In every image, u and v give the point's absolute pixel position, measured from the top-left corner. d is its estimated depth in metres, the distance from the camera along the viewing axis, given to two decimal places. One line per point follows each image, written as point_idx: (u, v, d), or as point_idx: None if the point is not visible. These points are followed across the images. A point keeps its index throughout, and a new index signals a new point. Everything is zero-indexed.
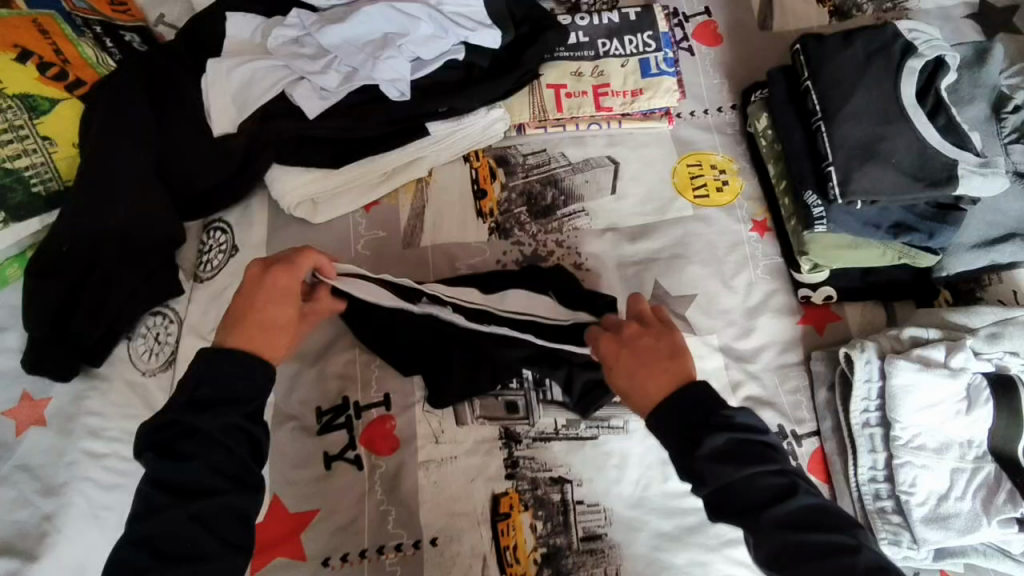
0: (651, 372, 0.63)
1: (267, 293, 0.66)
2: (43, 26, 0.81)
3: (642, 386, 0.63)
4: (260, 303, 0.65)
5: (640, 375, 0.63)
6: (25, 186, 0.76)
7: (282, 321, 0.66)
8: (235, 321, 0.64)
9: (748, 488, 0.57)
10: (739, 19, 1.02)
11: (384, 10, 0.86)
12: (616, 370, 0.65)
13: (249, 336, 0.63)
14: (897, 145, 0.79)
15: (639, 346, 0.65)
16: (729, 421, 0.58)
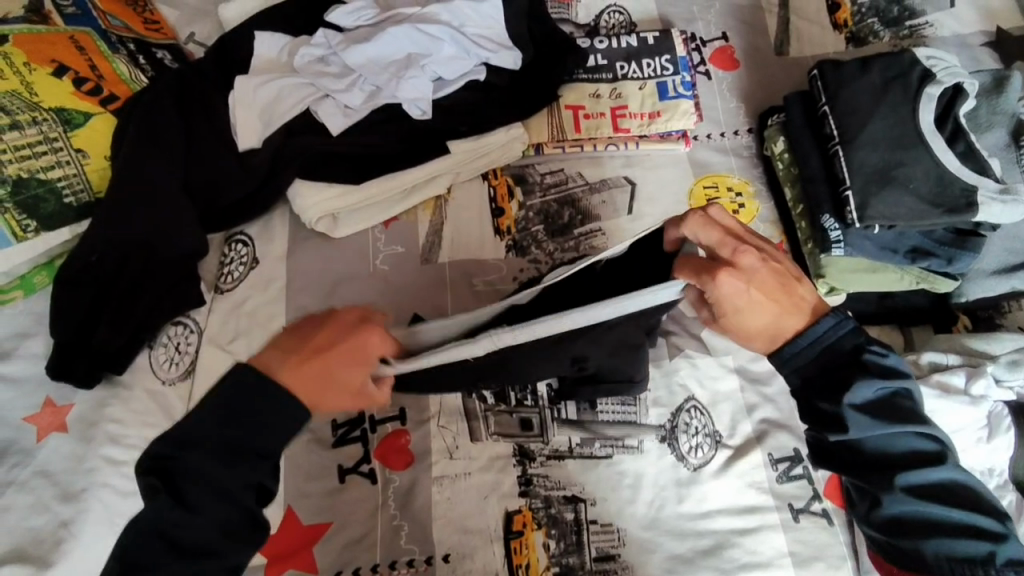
0: (771, 322, 0.64)
1: (349, 352, 0.59)
2: (80, 43, 0.84)
3: (762, 334, 0.65)
4: (334, 359, 0.58)
5: (762, 324, 0.65)
6: (57, 197, 0.78)
7: (340, 388, 0.59)
8: (302, 358, 0.58)
9: (884, 443, 0.62)
10: (756, 45, 1.03)
11: (408, 32, 0.90)
12: (735, 315, 0.64)
13: (305, 380, 0.57)
14: (914, 171, 0.80)
15: (757, 287, 0.64)
16: (876, 374, 0.64)
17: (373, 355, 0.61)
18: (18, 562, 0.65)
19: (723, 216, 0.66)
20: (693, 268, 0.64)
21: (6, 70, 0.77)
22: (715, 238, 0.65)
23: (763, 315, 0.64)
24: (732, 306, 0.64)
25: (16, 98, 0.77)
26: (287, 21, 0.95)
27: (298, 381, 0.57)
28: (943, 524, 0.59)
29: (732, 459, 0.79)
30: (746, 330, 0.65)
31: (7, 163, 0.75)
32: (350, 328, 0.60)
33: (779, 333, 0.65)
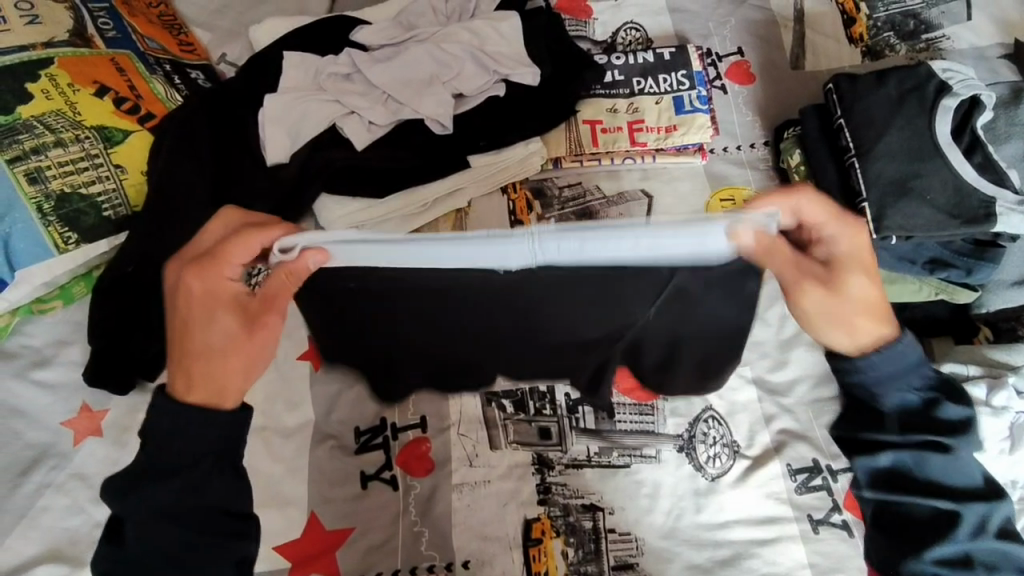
0: (873, 300, 0.64)
1: (195, 308, 0.58)
2: (120, 65, 0.88)
3: (865, 312, 0.64)
4: (189, 318, 0.59)
5: (862, 300, 0.63)
6: (97, 211, 0.81)
7: (218, 345, 0.59)
8: (174, 348, 0.59)
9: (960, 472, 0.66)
10: (771, 59, 1.05)
11: (429, 50, 0.95)
12: (846, 278, 0.63)
13: (188, 368, 0.59)
14: (932, 183, 0.80)
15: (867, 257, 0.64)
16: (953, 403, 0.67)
17: (214, 294, 0.58)
18: (54, 561, 0.68)
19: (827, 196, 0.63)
20: (822, 209, 0.62)
21: (51, 91, 0.81)
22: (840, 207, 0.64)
23: (865, 293, 0.63)
24: (840, 266, 0.63)
25: (62, 117, 0.81)
26: (314, 42, 0.99)
27: (193, 369, 0.59)
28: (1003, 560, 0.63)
29: (750, 470, 0.79)
30: (841, 296, 0.63)
31: (51, 179, 0.78)
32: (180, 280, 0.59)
33: (875, 318, 0.65)
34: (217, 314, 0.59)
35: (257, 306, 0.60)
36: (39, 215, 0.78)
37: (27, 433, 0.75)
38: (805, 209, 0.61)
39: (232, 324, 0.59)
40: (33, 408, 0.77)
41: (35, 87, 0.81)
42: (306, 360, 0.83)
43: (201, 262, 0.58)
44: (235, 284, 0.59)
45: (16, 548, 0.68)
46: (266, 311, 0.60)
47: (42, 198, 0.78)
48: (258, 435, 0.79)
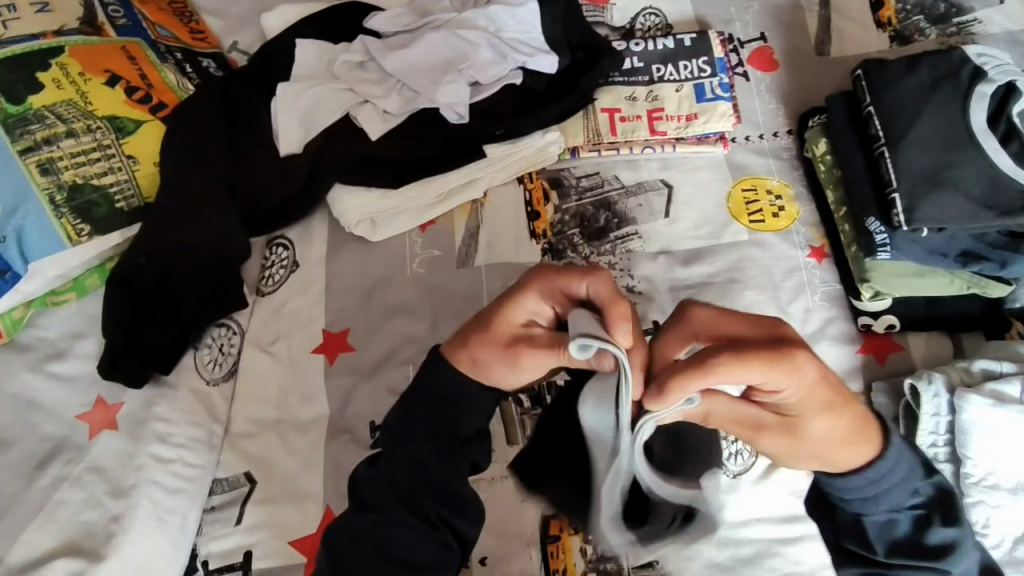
0: (844, 432, 0.60)
1: (500, 315, 0.61)
2: (131, 53, 0.87)
3: (837, 444, 0.61)
4: (486, 312, 0.62)
5: (821, 439, 0.60)
6: (109, 202, 0.80)
7: (493, 353, 0.61)
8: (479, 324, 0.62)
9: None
10: (796, 45, 1.02)
11: (446, 36, 0.93)
12: (800, 408, 0.58)
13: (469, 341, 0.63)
14: (966, 173, 0.78)
15: (824, 373, 0.57)
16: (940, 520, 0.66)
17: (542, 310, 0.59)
18: (71, 555, 0.68)
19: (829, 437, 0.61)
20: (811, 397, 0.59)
21: (62, 81, 0.81)
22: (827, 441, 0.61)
23: (842, 419, 0.59)
24: (807, 409, 0.58)
25: (72, 107, 0.80)
26: (327, 28, 0.98)
27: (459, 341, 0.64)
28: None
29: (774, 467, 0.76)
30: (803, 438, 0.60)
31: (63, 170, 0.78)
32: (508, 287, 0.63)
33: (860, 448, 0.62)
34: (511, 337, 0.60)
35: (541, 343, 0.59)
36: (52, 206, 0.77)
37: (44, 425, 0.75)
38: (793, 387, 0.56)
39: (512, 350, 0.60)
40: (49, 400, 0.76)
41: (45, 77, 0.80)
42: (321, 353, 0.83)
43: (523, 282, 0.60)
44: (535, 321, 0.60)
45: (33, 541, 0.68)
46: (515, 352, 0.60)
47: (54, 189, 0.77)
48: (273, 429, 0.80)
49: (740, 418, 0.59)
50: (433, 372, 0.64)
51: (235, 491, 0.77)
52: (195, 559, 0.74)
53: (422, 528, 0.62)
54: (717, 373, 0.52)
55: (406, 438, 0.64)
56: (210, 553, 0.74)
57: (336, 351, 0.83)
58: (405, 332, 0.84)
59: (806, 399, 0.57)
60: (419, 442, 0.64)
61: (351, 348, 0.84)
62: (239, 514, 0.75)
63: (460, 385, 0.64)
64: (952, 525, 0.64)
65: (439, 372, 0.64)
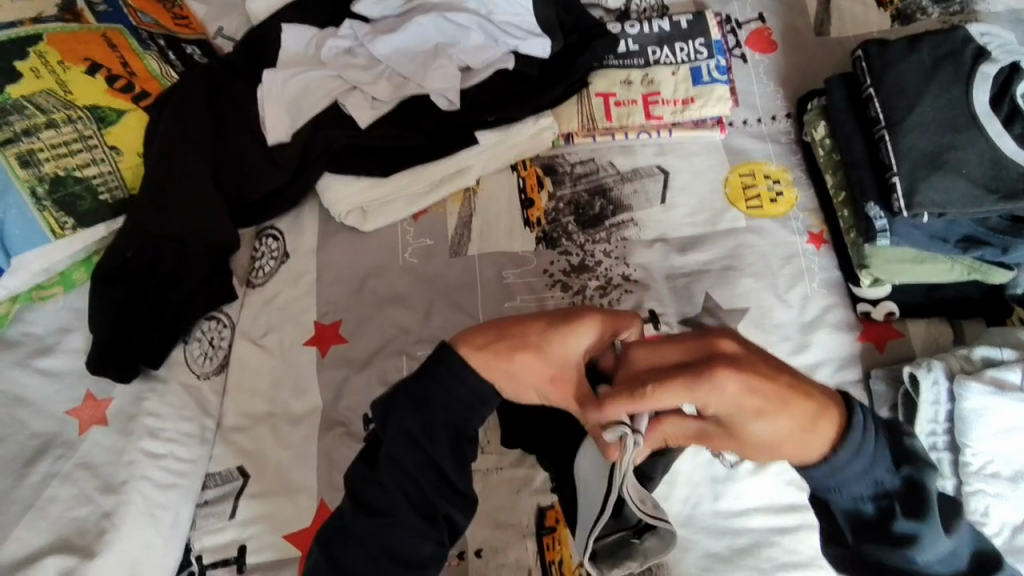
0: (786, 435, 0.54)
1: (559, 342, 0.59)
2: (112, 40, 0.85)
3: (786, 447, 0.55)
4: (538, 332, 0.59)
5: (772, 444, 0.55)
6: (92, 194, 0.79)
7: (535, 378, 0.59)
8: (510, 339, 0.60)
9: (941, 565, 0.59)
10: (794, 26, 1.00)
11: (435, 21, 0.91)
12: (733, 424, 0.54)
13: (501, 353, 0.60)
14: (968, 156, 0.76)
15: (751, 384, 0.52)
16: (914, 499, 0.59)
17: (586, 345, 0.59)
18: (63, 552, 0.67)
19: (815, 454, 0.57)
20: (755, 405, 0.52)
21: (41, 69, 0.78)
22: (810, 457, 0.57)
23: (782, 423, 0.54)
24: (738, 418, 0.53)
25: (51, 97, 0.78)
26: (315, 11, 0.95)
27: (495, 354, 0.60)
28: None
29: None
30: (746, 442, 0.55)
31: (44, 162, 0.76)
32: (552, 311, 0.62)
33: (820, 443, 0.56)
34: (562, 367, 0.59)
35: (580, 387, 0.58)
36: (33, 199, 0.75)
37: (33, 422, 0.73)
38: (718, 404, 0.52)
39: (558, 382, 0.59)
40: (37, 396, 0.75)
41: (24, 67, 0.78)
42: (313, 345, 0.82)
43: (580, 316, 0.59)
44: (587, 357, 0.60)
45: (23, 538, 0.67)
46: (554, 381, 0.59)
47: (35, 182, 0.75)
48: (265, 423, 0.79)
49: (692, 435, 0.57)
50: (445, 371, 0.61)
51: (228, 485, 0.76)
52: (189, 554, 0.73)
53: (420, 521, 0.61)
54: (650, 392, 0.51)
55: (417, 442, 0.61)
56: (204, 547, 0.73)
57: (328, 343, 0.82)
58: (398, 323, 0.83)
59: (731, 410, 0.53)
60: (430, 443, 0.61)
61: (343, 339, 0.82)
62: (232, 508, 0.75)
63: (476, 386, 0.61)
64: (917, 517, 0.58)
65: (457, 370, 0.61)
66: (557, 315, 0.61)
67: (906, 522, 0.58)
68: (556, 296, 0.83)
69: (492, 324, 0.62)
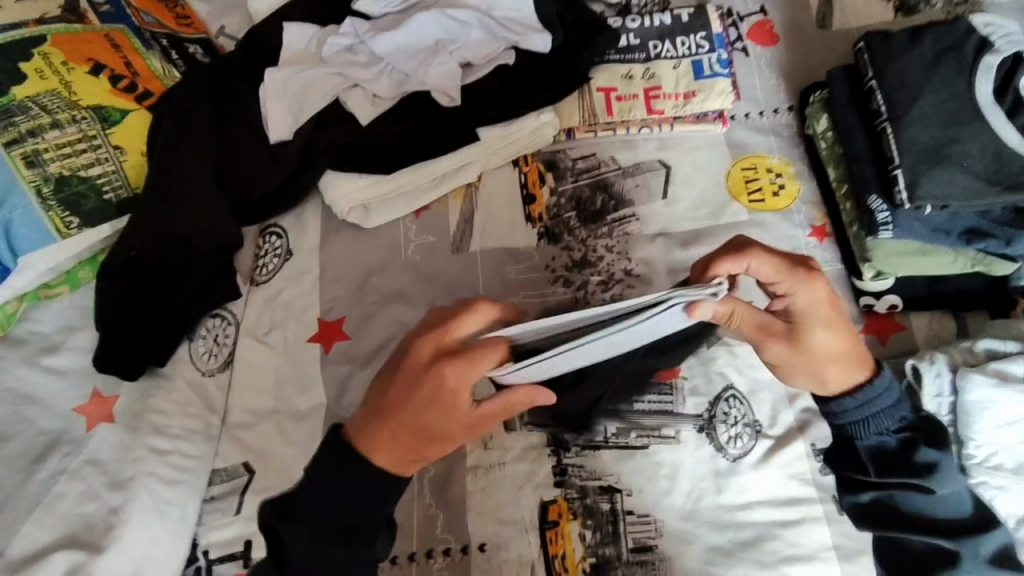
0: (840, 350, 0.66)
1: (439, 418, 0.58)
2: (115, 40, 0.86)
3: (832, 360, 0.66)
4: (411, 425, 0.58)
5: (825, 352, 0.65)
6: (97, 193, 0.79)
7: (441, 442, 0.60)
8: (383, 416, 0.59)
9: (948, 505, 0.68)
10: (796, 18, 0.99)
11: (435, 18, 0.91)
12: (802, 322, 0.65)
13: (395, 438, 0.59)
14: (970, 148, 0.76)
15: (833, 299, 0.65)
16: (926, 437, 0.69)
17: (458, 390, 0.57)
18: (71, 548, 0.68)
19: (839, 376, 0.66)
20: (823, 314, 0.65)
21: (45, 70, 0.79)
22: (839, 372, 0.66)
23: (842, 334, 0.65)
24: (806, 319, 0.65)
25: (56, 97, 0.79)
26: (316, 10, 0.95)
27: (399, 454, 0.59)
28: (954, 523, 0.68)
29: (772, 450, 0.76)
30: (805, 346, 0.65)
31: (49, 162, 0.77)
32: (392, 377, 0.60)
33: (850, 370, 0.67)
34: (469, 426, 0.59)
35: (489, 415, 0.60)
36: (39, 199, 0.76)
37: (40, 419, 0.75)
38: (806, 298, 0.64)
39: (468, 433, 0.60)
40: (45, 394, 0.76)
41: (27, 67, 0.78)
42: (317, 342, 0.83)
43: (425, 384, 0.57)
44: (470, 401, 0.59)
45: (31, 534, 0.68)
46: (464, 432, 0.60)
47: (40, 182, 0.76)
48: (270, 419, 0.79)
49: (756, 325, 0.65)
50: (335, 456, 0.61)
51: (233, 482, 0.76)
52: (196, 549, 0.74)
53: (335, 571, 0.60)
54: (753, 256, 0.63)
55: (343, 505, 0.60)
56: (210, 542, 0.74)
57: (331, 340, 0.83)
58: (400, 319, 0.83)
59: (812, 312, 0.65)
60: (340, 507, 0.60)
61: (346, 336, 0.83)
62: (238, 504, 0.75)
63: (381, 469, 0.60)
64: (934, 449, 0.68)
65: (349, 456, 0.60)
66: (405, 397, 0.58)
67: (922, 455, 0.68)
68: (559, 292, 0.83)
69: (361, 424, 0.61)
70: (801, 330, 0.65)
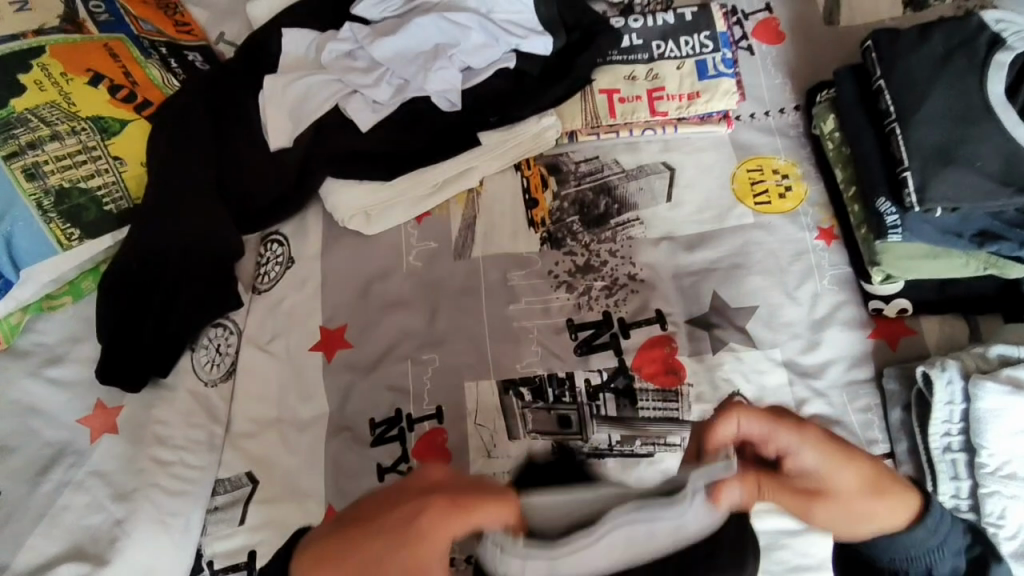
0: (860, 481, 0.63)
1: (394, 567, 0.47)
2: (114, 50, 0.85)
3: (858, 495, 0.63)
4: (349, 571, 0.49)
5: (853, 493, 0.63)
6: (98, 206, 0.79)
7: None
8: (332, 542, 0.51)
9: None
10: (801, 16, 0.97)
11: (435, 21, 0.90)
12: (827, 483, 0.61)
13: (328, 567, 0.50)
14: (982, 149, 0.74)
15: (829, 437, 0.61)
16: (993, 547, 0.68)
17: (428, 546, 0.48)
18: (76, 560, 0.68)
19: (873, 503, 0.64)
20: (828, 452, 0.61)
21: (44, 82, 0.79)
22: (873, 502, 0.64)
23: (862, 470, 0.63)
24: (825, 468, 0.61)
25: (55, 109, 0.79)
26: (315, 15, 0.94)
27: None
28: None
29: None
30: (834, 494, 0.62)
31: (49, 175, 0.77)
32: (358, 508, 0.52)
33: (885, 497, 0.64)
34: None
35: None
36: (40, 212, 0.76)
37: (45, 431, 0.75)
38: (812, 451, 0.60)
39: None
40: (48, 405, 0.76)
41: (26, 79, 0.78)
42: (319, 351, 0.82)
43: (406, 543, 0.47)
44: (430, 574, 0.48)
45: (37, 547, 0.68)
46: None
47: (41, 194, 0.76)
48: (274, 428, 0.79)
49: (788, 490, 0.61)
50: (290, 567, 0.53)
51: (237, 491, 0.76)
52: (200, 559, 0.73)
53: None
54: (739, 417, 0.58)
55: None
56: (215, 553, 0.73)
57: (333, 348, 0.82)
58: (402, 327, 0.82)
59: (823, 462, 0.61)
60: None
61: (348, 344, 0.82)
62: (242, 513, 0.75)
63: None
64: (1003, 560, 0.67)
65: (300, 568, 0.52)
66: (370, 526, 0.50)
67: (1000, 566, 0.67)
68: (562, 297, 0.83)
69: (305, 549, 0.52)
70: (831, 476, 0.61)
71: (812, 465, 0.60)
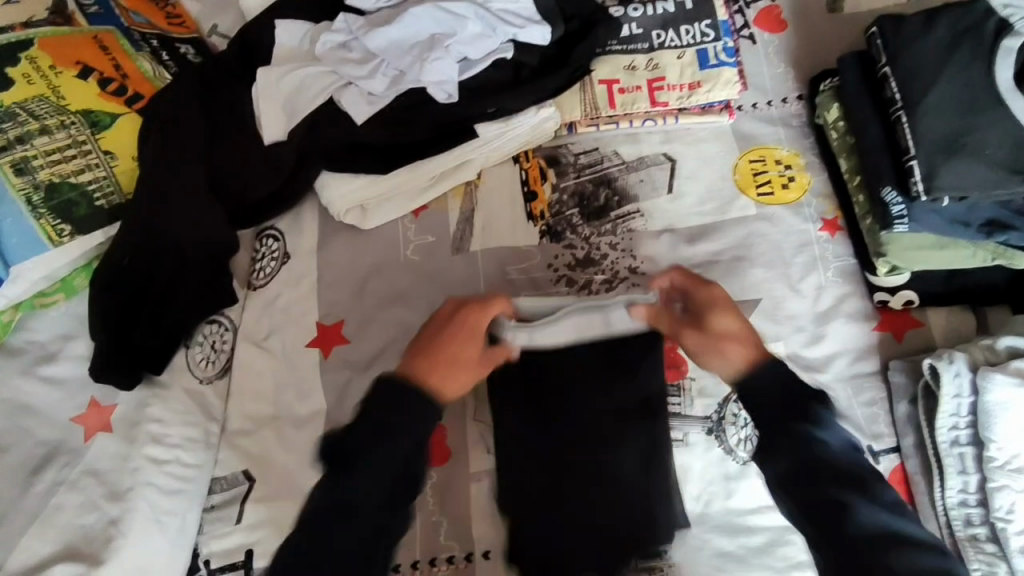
0: (738, 331, 0.66)
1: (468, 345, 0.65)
2: (103, 43, 0.84)
3: (727, 339, 0.65)
4: (446, 357, 0.63)
5: (724, 335, 0.65)
6: (89, 201, 0.78)
7: (469, 373, 0.64)
8: (418, 352, 0.64)
9: None
10: (804, 3, 0.96)
11: (430, 12, 0.87)
12: (709, 319, 0.67)
13: (430, 366, 0.63)
14: (989, 137, 0.72)
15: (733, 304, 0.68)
16: None
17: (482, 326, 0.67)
18: (71, 560, 0.67)
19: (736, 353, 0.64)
20: (717, 305, 0.67)
21: (32, 75, 0.78)
22: (739, 354, 0.64)
23: (744, 327, 0.66)
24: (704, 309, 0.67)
25: (45, 103, 0.78)
26: (309, 6, 0.93)
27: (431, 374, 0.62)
28: None
29: None
30: (708, 331, 0.66)
31: (38, 169, 0.76)
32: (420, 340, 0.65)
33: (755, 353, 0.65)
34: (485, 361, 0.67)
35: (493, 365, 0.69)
36: (29, 207, 0.75)
37: (38, 430, 0.74)
38: (703, 293, 0.68)
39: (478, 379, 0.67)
40: (42, 404, 0.75)
41: (15, 72, 0.78)
42: (315, 347, 0.81)
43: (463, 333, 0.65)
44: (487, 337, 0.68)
45: (32, 547, 0.68)
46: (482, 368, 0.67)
47: (30, 189, 0.75)
48: (270, 426, 0.78)
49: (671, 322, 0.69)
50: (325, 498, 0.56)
51: (233, 490, 0.75)
52: (197, 559, 0.73)
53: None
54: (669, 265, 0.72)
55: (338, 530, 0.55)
56: (212, 552, 0.73)
57: (330, 344, 0.81)
58: (400, 322, 0.81)
59: (710, 305, 0.68)
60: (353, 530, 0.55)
61: (344, 340, 0.81)
62: (239, 512, 0.74)
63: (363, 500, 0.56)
64: None
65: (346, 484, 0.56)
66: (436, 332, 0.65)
67: None
68: (562, 291, 0.81)
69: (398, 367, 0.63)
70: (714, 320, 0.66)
71: (701, 305, 0.68)
